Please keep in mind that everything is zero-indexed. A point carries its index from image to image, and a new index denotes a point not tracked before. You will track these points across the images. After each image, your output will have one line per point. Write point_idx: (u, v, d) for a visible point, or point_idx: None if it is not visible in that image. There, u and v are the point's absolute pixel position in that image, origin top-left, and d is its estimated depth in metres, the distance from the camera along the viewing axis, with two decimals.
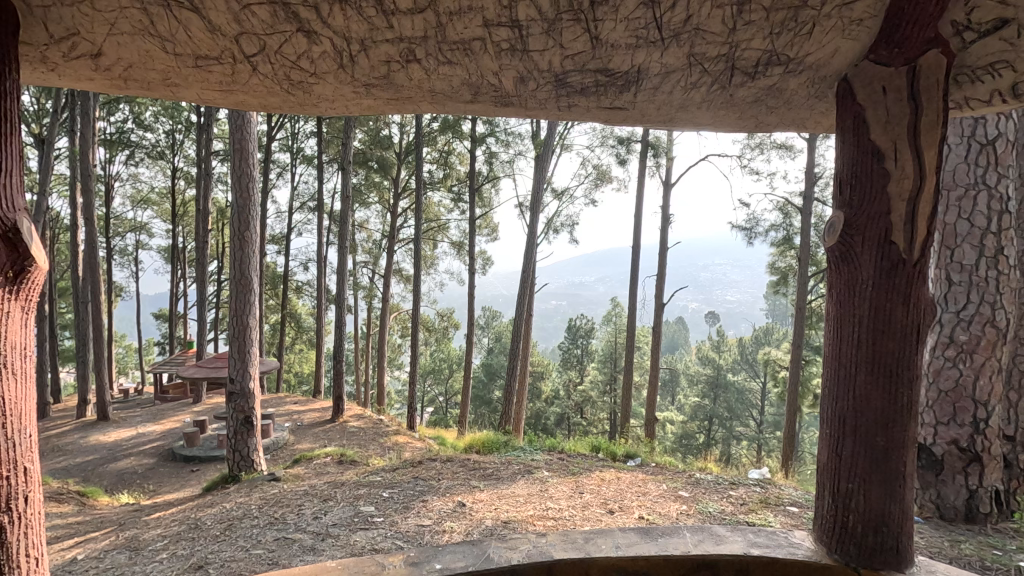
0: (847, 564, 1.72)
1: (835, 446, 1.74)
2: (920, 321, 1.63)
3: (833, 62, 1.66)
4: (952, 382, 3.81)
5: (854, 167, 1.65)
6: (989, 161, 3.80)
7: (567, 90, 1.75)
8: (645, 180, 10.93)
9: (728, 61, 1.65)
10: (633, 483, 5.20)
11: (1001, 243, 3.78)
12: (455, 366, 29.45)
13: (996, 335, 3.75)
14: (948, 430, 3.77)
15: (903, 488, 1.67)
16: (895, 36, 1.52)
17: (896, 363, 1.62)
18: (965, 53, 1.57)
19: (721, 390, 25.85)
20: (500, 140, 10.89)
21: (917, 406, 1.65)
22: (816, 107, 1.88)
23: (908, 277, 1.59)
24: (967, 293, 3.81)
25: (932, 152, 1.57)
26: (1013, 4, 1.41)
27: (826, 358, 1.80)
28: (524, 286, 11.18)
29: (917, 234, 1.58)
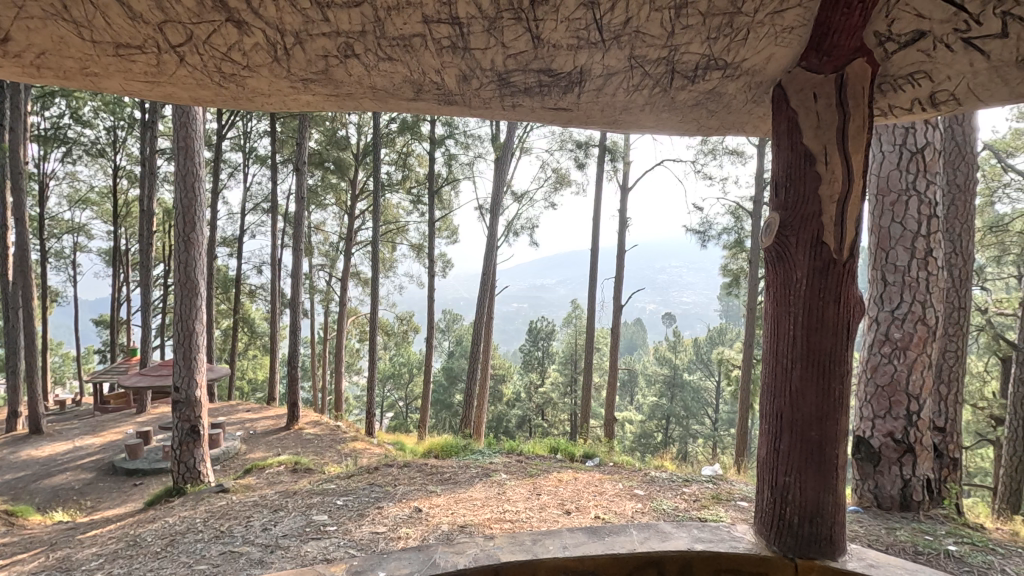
0: (786, 555, 1.76)
1: (773, 440, 1.79)
2: (850, 318, 1.70)
3: (767, 68, 1.71)
4: (888, 377, 4.02)
5: (788, 170, 1.71)
6: (918, 167, 4.01)
7: (510, 89, 1.75)
8: (603, 183, 11.10)
9: (668, 64, 1.68)
10: (591, 483, 5.25)
11: (930, 246, 4.00)
12: (416, 369, 29.07)
13: (926, 332, 3.98)
14: (884, 424, 3.97)
15: (836, 479, 1.73)
16: (823, 45, 1.57)
17: (828, 358, 1.68)
18: (887, 62, 1.64)
19: (678, 390, 26.46)
20: (460, 142, 10.84)
21: (848, 399, 1.72)
22: (753, 112, 1.93)
23: (838, 275, 1.66)
24: (900, 293, 4.03)
25: (858, 156, 1.64)
26: (928, 17, 1.48)
27: (765, 356, 1.84)
28: (484, 289, 11.12)
29: (846, 235, 1.64)
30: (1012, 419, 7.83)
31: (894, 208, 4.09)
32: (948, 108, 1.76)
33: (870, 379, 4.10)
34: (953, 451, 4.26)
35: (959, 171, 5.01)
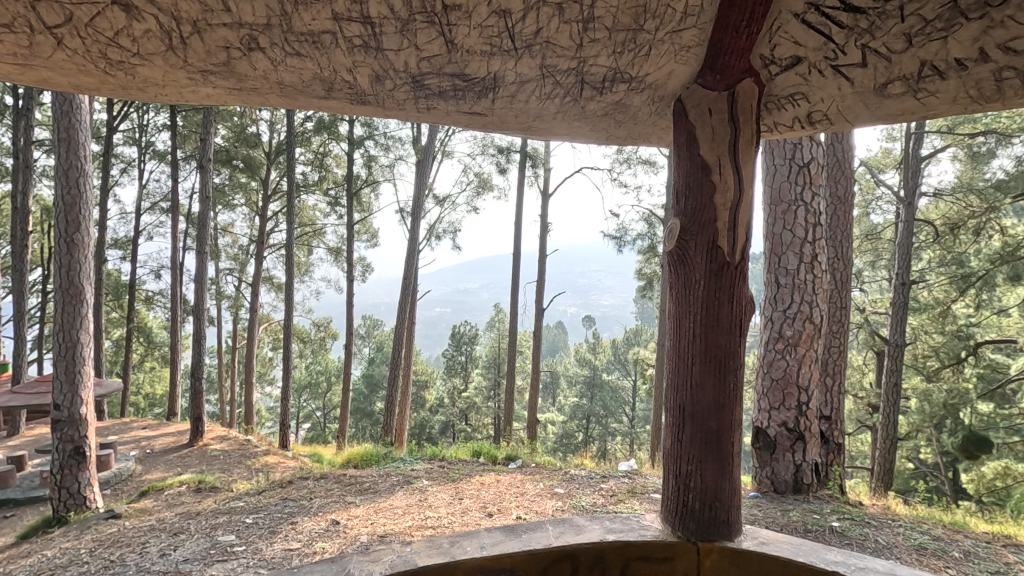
0: (688, 540, 1.89)
1: (676, 432, 1.92)
2: (743, 315, 1.84)
3: (668, 83, 1.83)
4: (781, 371, 4.38)
5: (687, 179, 1.84)
6: (805, 180, 4.43)
7: (425, 92, 1.75)
8: (524, 189, 11.28)
9: (578, 74, 1.75)
10: (513, 484, 5.32)
11: (815, 251, 4.43)
12: (334, 378, 27.97)
13: (812, 330, 4.39)
14: (778, 414, 4.33)
15: (732, 465, 1.87)
16: (717, 65, 1.71)
17: (724, 354, 1.82)
18: (771, 83, 1.81)
19: (597, 390, 27.33)
20: (379, 143, 10.61)
21: (742, 391, 1.86)
22: (657, 123, 2.05)
23: (732, 277, 1.80)
24: (792, 294, 4.42)
25: (747, 167, 1.79)
26: (803, 44, 1.65)
27: (669, 352, 1.96)
28: (405, 293, 10.91)
29: (738, 240, 1.79)
30: (884, 407, 8.81)
31: (785, 216, 4.48)
32: (823, 126, 1.96)
33: (766, 373, 4.45)
34: (838, 436, 4.71)
35: (839, 184, 5.57)
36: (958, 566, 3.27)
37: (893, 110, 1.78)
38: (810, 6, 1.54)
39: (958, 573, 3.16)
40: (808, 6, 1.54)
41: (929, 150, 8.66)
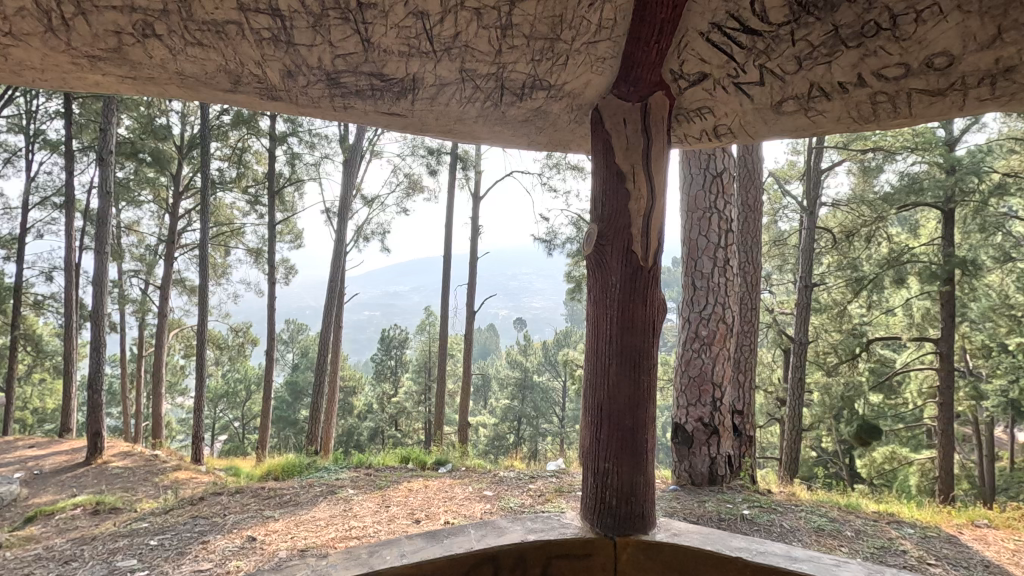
0: (607, 536, 1.95)
1: (594, 431, 1.97)
2: (655, 317, 1.92)
3: (586, 93, 1.89)
4: (698, 369, 4.62)
5: (604, 185, 1.90)
6: (719, 189, 4.70)
7: (341, 91, 1.70)
8: (455, 191, 11.23)
9: (498, 80, 1.77)
10: (442, 489, 5.26)
11: (728, 256, 4.70)
12: (254, 386, 26.51)
13: (725, 330, 4.66)
14: (695, 410, 4.57)
15: (646, 462, 1.95)
16: (630, 77, 1.78)
17: (638, 354, 1.89)
18: (680, 96, 1.91)
19: (528, 391, 27.65)
20: (304, 141, 10.19)
21: (655, 390, 1.95)
22: (576, 132, 2.10)
23: (645, 280, 1.88)
24: (707, 296, 4.68)
25: (659, 176, 1.88)
26: (708, 62, 1.76)
27: (588, 354, 2.02)
28: (332, 296, 10.52)
29: (651, 245, 1.87)
30: (790, 400, 9.50)
31: (701, 223, 4.74)
32: (728, 141, 2.09)
33: (684, 371, 4.68)
34: (749, 429, 5.03)
35: (749, 193, 5.96)
36: (850, 544, 3.58)
37: (789, 127, 1.92)
38: (713, 26, 1.65)
39: (850, 550, 3.47)
40: (711, 26, 1.65)
41: (827, 164, 9.46)
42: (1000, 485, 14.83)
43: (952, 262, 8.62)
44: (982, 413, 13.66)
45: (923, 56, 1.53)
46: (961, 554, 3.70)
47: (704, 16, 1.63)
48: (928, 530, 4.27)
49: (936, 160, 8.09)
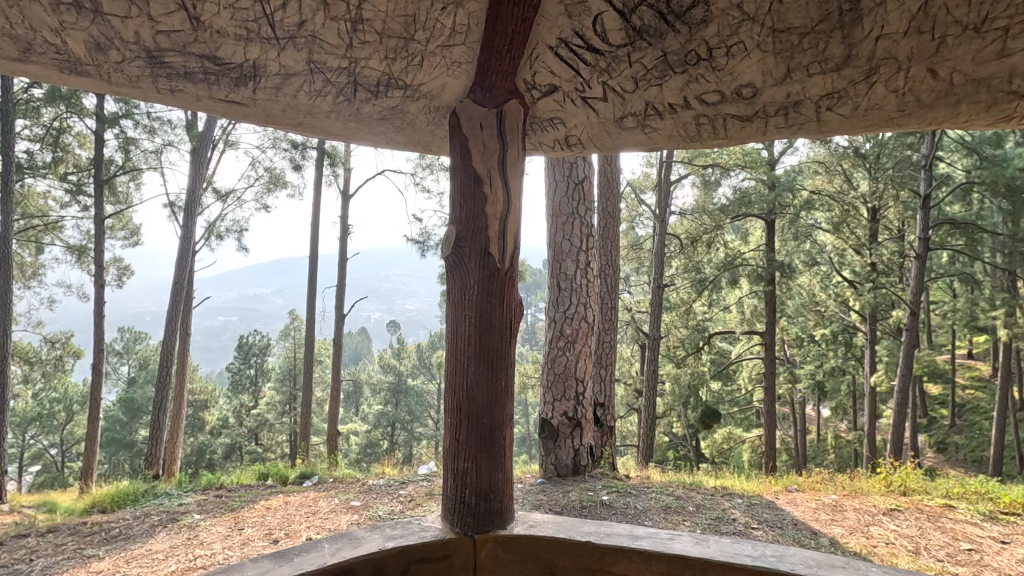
0: (466, 534, 1.99)
1: (454, 431, 2.00)
2: (513, 318, 1.98)
3: (443, 95, 1.90)
4: (563, 366, 4.86)
5: (461, 188, 1.93)
6: (581, 196, 4.98)
7: (166, 70, 1.57)
8: (321, 188, 10.64)
9: (350, 74, 1.73)
10: (304, 504, 4.94)
11: (588, 258, 5.00)
12: (77, 406, 22.76)
13: (586, 328, 4.95)
14: (560, 405, 4.81)
15: (504, 458, 2.01)
16: (486, 83, 1.82)
17: (495, 354, 1.94)
18: (533, 105, 2.00)
19: (402, 396, 27.05)
20: (141, 125, 8.98)
21: (512, 387, 2.01)
22: (435, 133, 2.10)
23: (502, 282, 1.93)
24: (571, 297, 4.94)
25: (514, 181, 1.93)
26: (558, 75, 1.86)
27: (448, 355, 2.03)
28: (176, 300, 9.39)
29: (507, 248, 1.92)
30: (646, 392, 10.35)
31: (564, 227, 4.99)
32: (579, 149, 2.23)
33: (550, 368, 4.89)
34: (610, 420, 5.38)
35: (609, 201, 6.39)
36: (691, 518, 4.01)
37: (631, 141, 2.09)
38: (561, 42, 1.74)
39: (691, 523, 3.89)
40: (559, 41, 1.74)
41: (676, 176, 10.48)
42: (809, 455, 17.54)
43: (772, 266, 10.03)
44: (796, 394, 16.07)
45: (734, 85, 1.75)
46: (776, 516, 4.32)
47: (552, 31, 1.71)
48: (752, 498, 4.93)
49: (761, 177, 9.38)
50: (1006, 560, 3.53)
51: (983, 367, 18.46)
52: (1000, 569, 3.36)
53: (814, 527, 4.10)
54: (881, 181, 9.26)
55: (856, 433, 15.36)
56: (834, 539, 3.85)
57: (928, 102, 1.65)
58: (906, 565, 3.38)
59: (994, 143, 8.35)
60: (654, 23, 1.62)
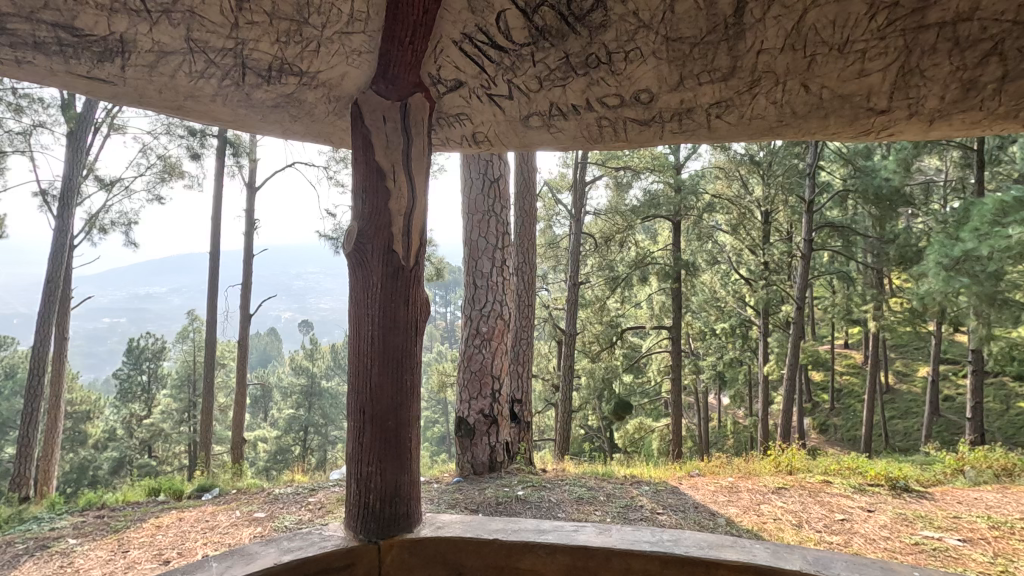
0: (370, 540, 1.93)
1: (357, 435, 1.92)
2: (418, 317, 1.93)
3: (343, 85, 1.84)
4: (478, 364, 4.85)
5: (364, 182, 1.85)
6: (496, 194, 4.98)
7: (12, 39, 1.53)
8: (223, 180, 9.91)
9: (236, 56, 1.69)
10: (201, 520, 4.57)
11: (504, 256, 5.00)
12: None
13: (502, 326, 4.97)
14: (476, 403, 4.81)
15: (410, 460, 1.96)
16: (389, 74, 1.76)
17: (400, 354, 1.88)
18: (439, 99, 1.97)
19: (316, 398, 25.90)
20: (4, 102, 7.92)
21: (419, 388, 1.96)
22: (337, 124, 2.01)
23: (407, 280, 1.87)
24: (487, 295, 4.94)
25: (419, 178, 1.88)
26: (464, 70, 1.84)
27: (350, 356, 1.94)
28: (48, 301, 8.35)
29: (412, 245, 1.87)
30: (563, 386, 10.58)
31: (480, 225, 4.98)
32: (488, 147, 2.23)
33: (466, 367, 4.87)
34: (527, 416, 5.46)
35: (525, 200, 6.45)
36: (602, 507, 4.15)
37: (537, 140, 2.11)
38: (465, 37, 1.73)
39: (602, 512, 4.03)
40: (463, 36, 1.73)
41: (590, 177, 10.78)
42: (711, 440, 18.81)
43: (679, 264, 10.60)
44: (700, 385, 17.15)
45: (632, 89, 1.81)
46: (679, 501, 4.58)
47: (455, 25, 1.70)
48: (659, 485, 5.20)
49: (668, 181, 9.89)
50: (872, 527, 3.96)
51: (856, 355, 20.68)
52: (866, 535, 3.77)
53: (712, 509, 4.38)
54: (773, 187, 10.09)
55: (751, 418, 16.67)
56: (729, 518, 4.14)
57: (803, 115, 1.80)
58: (790, 538, 3.70)
59: (866, 156, 9.36)
60: (556, 24, 1.64)
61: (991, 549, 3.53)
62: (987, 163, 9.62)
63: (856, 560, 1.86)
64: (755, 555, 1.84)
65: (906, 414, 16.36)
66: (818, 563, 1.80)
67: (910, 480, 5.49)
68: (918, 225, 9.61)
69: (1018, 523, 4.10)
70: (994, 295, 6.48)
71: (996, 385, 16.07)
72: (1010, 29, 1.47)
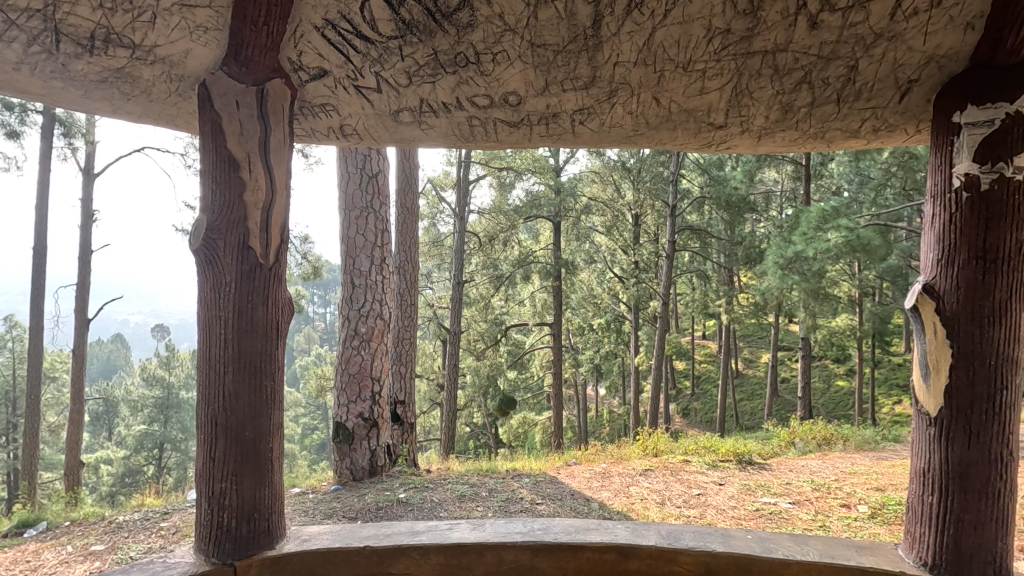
0: (225, 563, 1.77)
1: (209, 449, 1.75)
2: (279, 318, 1.79)
3: (187, 64, 1.68)
4: (357, 366, 4.68)
5: (214, 172, 1.69)
6: (374, 191, 4.81)
7: None
8: (50, 164, 8.50)
9: (45, 19, 1.50)
10: (19, 561, 3.88)
11: (384, 254, 4.85)
12: None
13: (382, 326, 4.82)
14: (355, 406, 4.64)
15: (271, 472, 1.82)
16: (240, 55, 1.62)
17: (258, 359, 1.74)
18: (301, 87, 1.86)
19: (173, 411, 23.22)
20: None
21: (280, 394, 1.82)
22: (181, 106, 1.86)
23: (265, 279, 1.73)
24: (364, 294, 4.76)
25: (280, 170, 1.75)
26: (327, 58, 1.75)
27: (200, 363, 1.76)
28: None
29: (271, 242, 1.73)
30: (448, 386, 10.52)
31: (358, 222, 4.78)
32: (357, 141, 2.15)
33: (344, 369, 4.67)
34: (410, 417, 5.40)
35: (407, 196, 6.28)
36: (484, 502, 4.21)
37: (406, 136, 2.09)
38: (326, 23, 1.64)
39: (483, 508, 4.09)
40: (325, 22, 1.64)
41: (474, 176, 10.81)
42: (590, 429, 19.84)
43: (558, 263, 11.03)
44: (579, 377, 17.99)
45: (502, 91, 1.84)
46: (557, 490, 4.78)
47: (316, 11, 1.60)
48: (538, 476, 5.39)
49: (548, 182, 10.21)
50: (722, 498, 4.45)
51: (712, 345, 23.02)
52: (718, 506, 4.22)
53: (587, 495, 4.63)
54: (642, 192, 10.89)
55: (625, 407, 17.83)
56: (602, 502, 4.41)
57: (655, 124, 1.97)
58: (655, 516, 4.02)
59: (718, 166, 10.43)
60: (423, 20, 1.61)
61: (813, 508, 4.13)
62: (812, 177, 11.20)
63: (701, 530, 2.06)
64: (617, 534, 1.97)
65: (752, 396, 18.53)
66: (670, 536, 1.97)
67: (753, 454, 6.24)
68: (760, 229, 10.92)
69: (834, 484, 4.83)
70: (818, 290, 7.56)
71: (820, 367, 18.80)
72: (815, 62, 1.69)
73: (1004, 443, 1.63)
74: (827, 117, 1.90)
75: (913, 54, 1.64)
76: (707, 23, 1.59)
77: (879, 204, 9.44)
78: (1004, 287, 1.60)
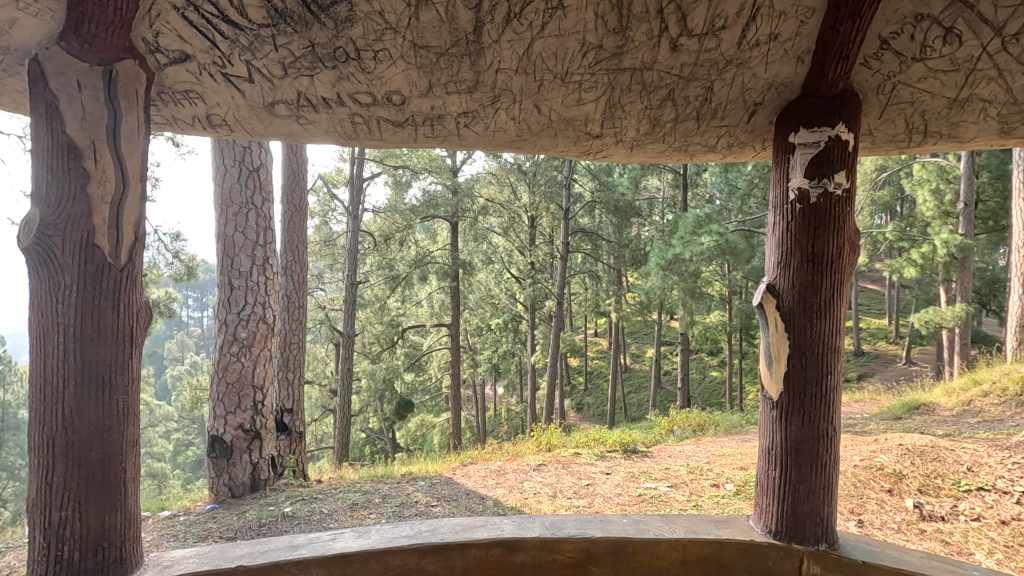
0: None
1: (45, 474, 1.54)
2: (133, 324, 1.62)
3: (13, 34, 1.48)
4: (236, 374, 4.35)
5: (49, 159, 1.49)
6: (255, 185, 4.49)
7: None
8: None
9: None
10: None
11: (267, 254, 4.54)
12: None
13: (266, 330, 4.52)
14: (234, 418, 4.32)
15: (124, 495, 1.64)
16: (82, 30, 1.46)
17: (106, 371, 1.55)
18: (160, 71, 1.70)
19: (10, 434, 19.96)
20: None
21: (135, 408, 1.65)
22: (8, 83, 1.64)
23: (115, 281, 1.55)
24: (244, 296, 4.43)
25: (133, 160, 1.58)
26: (189, 42, 1.62)
27: (34, 378, 1.55)
28: None
29: (123, 241, 1.56)
30: (341, 391, 10.07)
31: (236, 219, 4.43)
32: (228, 133, 2.00)
33: (221, 378, 4.33)
34: (297, 426, 5.13)
35: (294, 194, 5.93)
36: (377, 509, 4.11)
37: (282, 130, 1.98)
38: (188, 4, 1.52)
39: (376, 514, 3.99)
40: (185, 3, 1.52)
41: (369, 174, 10.46)
42: (488, 429, 20.02)
43: (455, 264, 11.01)
44: (477, 377, 18.10)
45: (384, 89, 1.81)
46: (452, 490, 4.78)
47: None
48: (434, 478, 5.35)
49: (446, 182, 10.16)
50: (608, 486, 4.70)
51: (603, 342, 24.24)
52: (605, 494, 4.46)
53: (483, 493, 4.68)
54: (538, 195, 11.24)
55: (522, 404, 18.23)
56: (497, 499, 4.48)
57: (537, 131, 2.04)
58: (547, 509, 4.16)
59: (607, 172, 11.01)
60: (298, 10, 1.55)
61: (688, 489, 4.50)
62: (688, 186, 12.23)
63: (583, 518, 2.16)
64: (502, 529, 2.03)
65: (638, 389, 19.77)
66: (553, 527, 2.05)
67: (637, 443, 6.67)
68: (644, 233, 11.70)
69: (706, 466, 5.30)
70: (693, 289, 8.24)
71: (697, 359, 20.51)
72: (677, 82, 1.85)
73: (829, 421, 1.89)
74: (689, 132, 2.09)
75: (757, 80, 1.85)
76: (582, 37, 1.68)
77: (744, 212, 10.52)
78: (828, 286, 1.86)
